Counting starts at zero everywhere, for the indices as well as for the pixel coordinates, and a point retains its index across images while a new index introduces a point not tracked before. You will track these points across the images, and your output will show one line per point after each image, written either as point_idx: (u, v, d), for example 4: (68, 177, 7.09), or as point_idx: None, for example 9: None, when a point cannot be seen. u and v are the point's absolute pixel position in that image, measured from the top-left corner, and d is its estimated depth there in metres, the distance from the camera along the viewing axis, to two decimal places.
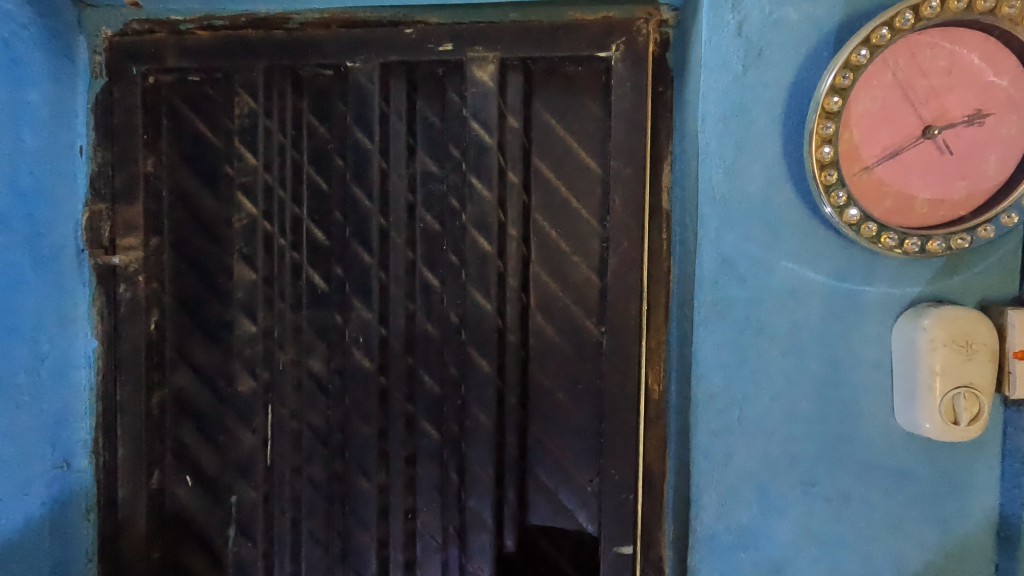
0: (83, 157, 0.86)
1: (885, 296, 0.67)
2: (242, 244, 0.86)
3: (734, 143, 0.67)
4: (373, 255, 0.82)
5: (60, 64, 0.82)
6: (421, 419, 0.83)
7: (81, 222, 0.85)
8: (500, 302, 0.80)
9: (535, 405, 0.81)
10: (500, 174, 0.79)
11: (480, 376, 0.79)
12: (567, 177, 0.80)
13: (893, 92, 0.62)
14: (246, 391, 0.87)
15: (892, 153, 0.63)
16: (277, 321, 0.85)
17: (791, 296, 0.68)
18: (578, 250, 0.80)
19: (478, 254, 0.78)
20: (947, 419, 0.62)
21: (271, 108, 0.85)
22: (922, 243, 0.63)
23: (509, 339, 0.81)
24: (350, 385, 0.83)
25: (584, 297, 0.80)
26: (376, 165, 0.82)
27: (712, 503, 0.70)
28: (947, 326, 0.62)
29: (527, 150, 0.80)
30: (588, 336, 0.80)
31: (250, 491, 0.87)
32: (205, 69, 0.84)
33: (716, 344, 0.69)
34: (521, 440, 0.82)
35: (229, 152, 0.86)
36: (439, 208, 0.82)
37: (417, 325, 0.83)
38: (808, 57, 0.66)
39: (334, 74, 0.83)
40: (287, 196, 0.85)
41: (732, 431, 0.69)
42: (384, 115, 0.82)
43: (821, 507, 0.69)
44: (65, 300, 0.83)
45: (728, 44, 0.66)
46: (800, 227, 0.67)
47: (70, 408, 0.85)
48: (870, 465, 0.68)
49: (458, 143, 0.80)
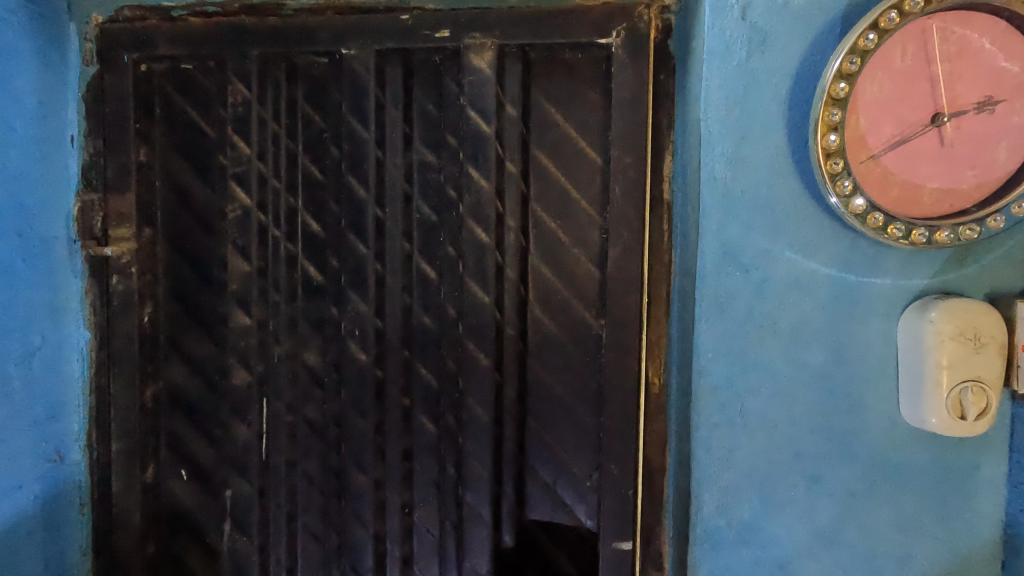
0: (73, 146, 0.85)
1: (891, 288, 0.65)
2: (235, 236, 0.84)
3: (736, 131, 0.65)
4: (369, 247, 0.81)
5: (51, 52, 0.81)
6: (418, 413, 0.82)
7: (71, 213, 0.84)
8: (498, 294, 0.79)
9: (533, 399, 0.80)
10: (499, 164, 0.77)
11: (478, 368, 0.78)
12: (567, 167, 0.78)
13: (903, 78, 0.60)
14: (240, 384, 0.85)
15: (899, 142, 0.61)
16: (271, 313, 0.84)
17: (795, 288, 0.66)
18: (577, 241, 0.78)
19: (475, 246, 0.77)
20: (954, 414, 0.61)
21: (265, 97, 0.83)
22: (929, 234, 0.62)
23: (507, 332, 0.79)
24: (345, 378, 0.82)
25: (583, 291, 0.79)
26: (371, 155, 0.80)
27: (712, 500, 0.69)
28: (954, 319, 0.61)
29: (525, 138, 0.78)
30: (587, 329, 0.78)
31: (246, 485, 0.86)
32: (198, 57, 0.82)
33: (718, 337, 0.67)
34: (520, 434, 0.81)
35: (223, 142, 0.85)
36: (436, 198, 0.80)
37: (413, 318, 0.81)
38: (814, 42, 0.64)
39: (328, 62, 0.82)
40: (282, 186, 0.83)
41: (734, 426, 0.68)
42: (380, 104, 0.80)
43: (823, 503, 0.68)
44: (58, 292, 0.83)
45: (731, 29, 0.65)
46: (804, 217, 0.66)
47: (61, 401, 0.84)
48: (875, 461, 0.67)
49: (455, 133, 0.79)
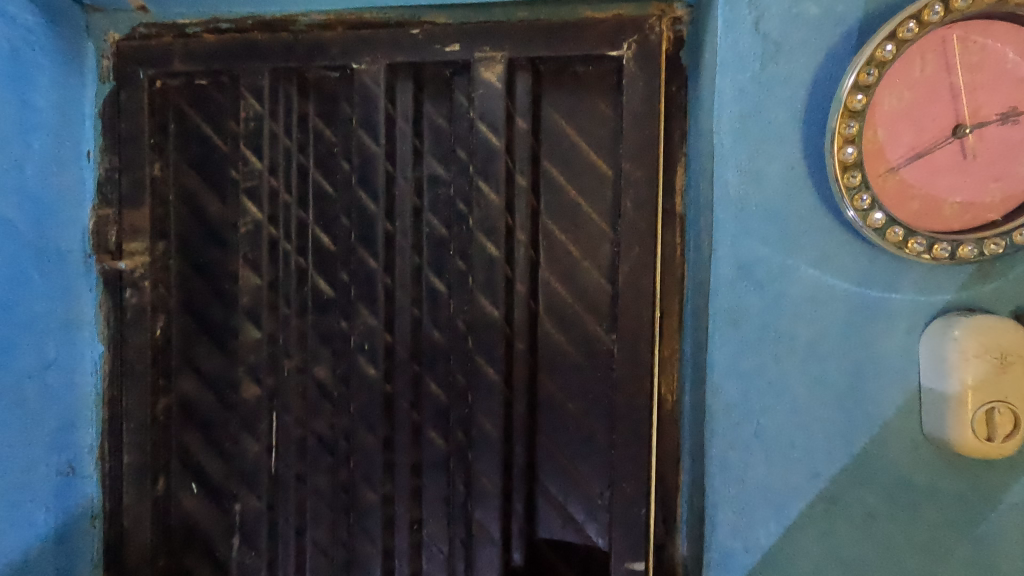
0: (90, 161, 0.86)
1: (912, 304, 0.63)
2: (246, 250, 0.84)
3: (750, 143, 0.64)
4: (379, 261, 0.81)
5: (69, 69, 0.82)
6: (427, 427, 0.81)
7: (87, 227, 0.85)
8: (508, 308, 0.78)
9: (544, 415, 0.79)
10: (509, 177, 0.77)
11: (488, 383, 0.77)
12: (578, 180, 0.77)
13: (922, 88, 0.59)
14: (250, 398, 0.85)
15: (919, 154, 0.60)
16: (282, 327, 0.84)
17: (812, 304, 0.64)
18: (588, 254, 0.77)
19: (485, 259, 0.76)
20: (980, 435, 0.59)
21: (277, 111, 0.83)
22: (952, 248, 0.60)
23: (518, 346, 0.78)
24: (354, 392, 0.81)
25: (595, 305, 0.78)
26: (381, 168, 0.80)
27: (727, 520, 0.67)
28: (979, 337, 0.59)
29: (535, 152, 0.78)
30: (599, 344, 0.77)
31: (255, 500, 0.85)
32: (212, 73, 0.83)
33: (732, 353, 0.66)
34: (530, 449, 0.79)
35: (236, 156, 0.85)
36: (446, 212, 0.80)
37: (423, 332, 0.81)
38: (830, 53, 0.63)
39: (339, 77, 0.82)
40: (293, 200, 0.83)
41: (749, 445, 0.66)
42: (390, 117, 0.80)
43: (842, 526, 0.65)
44: (72, 305, 0.83)
45: (744, 40, 0.64)
46: (820, 231, 0.64)
47: (75, 414, 0.84)
48: (897, 483, 0.65)
49: (465, 146, 0.78)
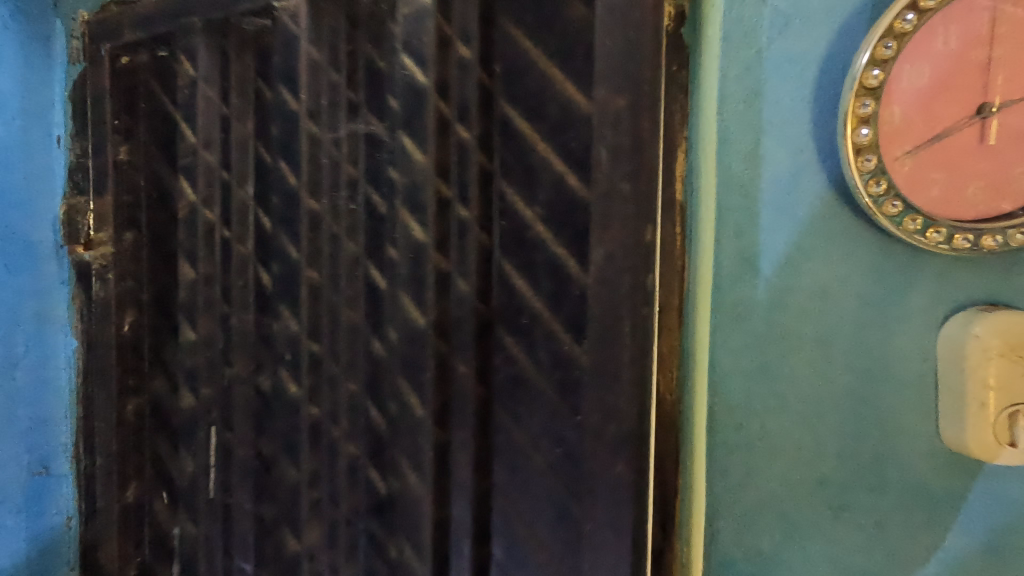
0: (61, 147, 0.88)
1: (930, 298, 0.59)
2: (185, 240, 0.81)
3: (756, 125, 0.60)
4: (302, 251, 0.74)
5: (37, 59, 0.85)
6: (364, 465, 0.73)
7: (58, 217, 0.87)
8: (442, 313, 0.67)
9: (497, 453, 0.66)
10: (443, 127, 0.66)
11: (413, 420, 0.68)
12: (547, 130, 0.61)
13: (944, 62, 0.54)
14: (188, 407, 0.82)
15: (939, 136, 0.55)
16: (221, 328, 0.80)
17: (820, 298, 0.60)
18: (563, 237, 0.61)
19: (410, 243, 0.67)
20: (1002, 441, 0.55)
21: (210, 74, 0.78)
22: (975, 239, 0.56)
23: (459, 367, 0.66)
24: (277, 414, 0.77)
25: (569, 310, 0.62)
26: (303, 130, 0.73)
27: (728, 528, 0.63)
28: (1003, 335, 0.55)
29: (486, 97, 0.65)
30: (571, 362, 0.61)
31: (192, 527, 0.83)
32: (157, 39, 0.80)
33: (734, 351, 0.62)
34: (479, 506, 0.66)
35: (177, 128, 0.82)
36: (384, 184, 0.70)
37: (358, 342, 0.73)
38: (843, 26, 0.58)
39: (271, 23, 0.75)
40: (231, 177, 0.78)
41: (752, 447, 0.62)
42: (314, 65, 0.72)
43: (851, 534, 0.61)
44: (44, 296, 0.87)
45: (750, 15, 0.60)
46: (831, 219, 0.59)
47: (49, 399, 0.88)
48: (910, 488, 0.60)
49: (394, 93, 0.69)
